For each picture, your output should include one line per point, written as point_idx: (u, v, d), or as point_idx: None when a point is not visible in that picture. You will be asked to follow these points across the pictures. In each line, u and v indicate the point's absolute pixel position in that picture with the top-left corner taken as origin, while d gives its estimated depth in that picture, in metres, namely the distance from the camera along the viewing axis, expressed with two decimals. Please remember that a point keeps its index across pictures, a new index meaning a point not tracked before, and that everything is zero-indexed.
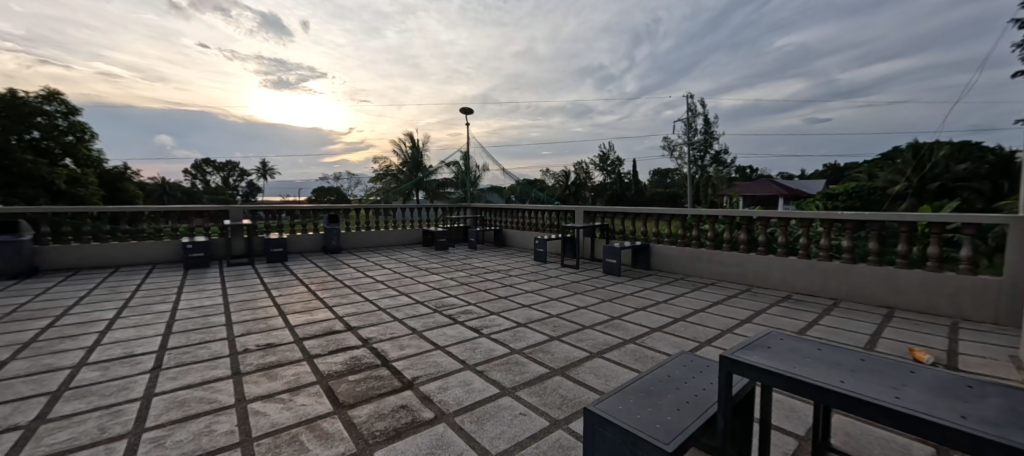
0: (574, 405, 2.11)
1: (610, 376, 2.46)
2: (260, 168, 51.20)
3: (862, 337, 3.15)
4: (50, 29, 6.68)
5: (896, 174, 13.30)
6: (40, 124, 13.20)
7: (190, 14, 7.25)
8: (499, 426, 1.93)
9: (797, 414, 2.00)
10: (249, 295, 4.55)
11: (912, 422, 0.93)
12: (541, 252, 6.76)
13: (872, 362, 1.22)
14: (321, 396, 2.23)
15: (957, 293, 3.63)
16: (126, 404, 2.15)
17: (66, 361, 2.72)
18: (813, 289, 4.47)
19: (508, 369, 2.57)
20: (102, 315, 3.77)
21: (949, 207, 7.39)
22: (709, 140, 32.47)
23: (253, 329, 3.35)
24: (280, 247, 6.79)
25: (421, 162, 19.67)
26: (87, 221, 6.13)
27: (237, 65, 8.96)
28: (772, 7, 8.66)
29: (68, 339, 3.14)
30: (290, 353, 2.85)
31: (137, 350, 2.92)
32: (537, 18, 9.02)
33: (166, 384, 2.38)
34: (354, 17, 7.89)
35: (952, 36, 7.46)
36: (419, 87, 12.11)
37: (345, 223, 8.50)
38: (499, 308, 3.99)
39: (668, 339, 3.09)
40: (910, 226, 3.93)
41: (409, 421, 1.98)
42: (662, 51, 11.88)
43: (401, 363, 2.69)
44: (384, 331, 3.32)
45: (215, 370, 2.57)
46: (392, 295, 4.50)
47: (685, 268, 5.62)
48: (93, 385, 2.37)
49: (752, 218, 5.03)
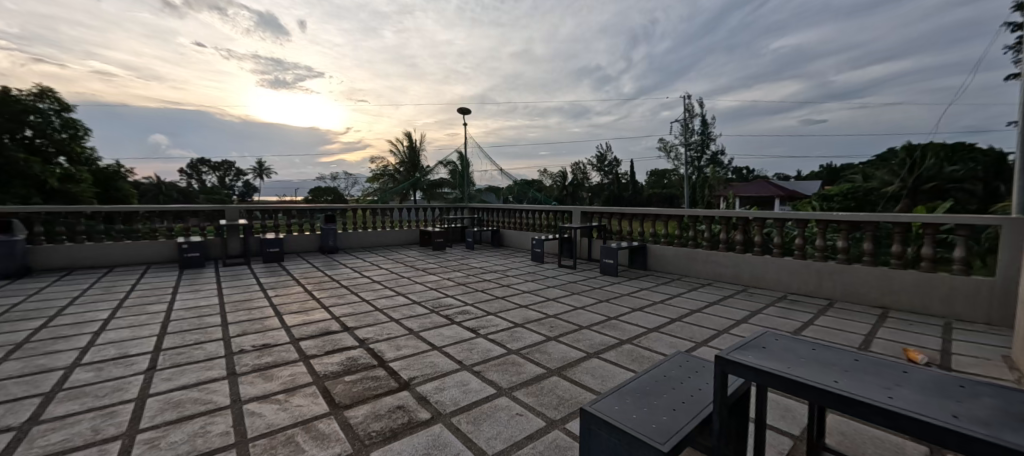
0: (571, 405, 2.12)
1: (607, 376, 2.47)
2: (256, 168, 50.87)
3: (856, 338, 3.17)
4: (43, 27, 6.62)
5: (891, 174, 13.70)
6: (32, 122, 12.89)
7: (185, 12, 7.20)
8: (495, 427, 1.93)
9: (792, 413, 2.01)
10: (244, 295, 4.52)
11: (902, 420, 0.94)
12: (538, 252, 6.79)
13: (864, 362, 1.22)
14: (317, 397, 2.23)
15: (952, 293, 3.66)
16: (120, 405, 2.13)
17: (60, 361, 2.71)
18: (807, 290, 4.50)
19: (506, 369, 2.57)
20: (96, 315, 3.75)
21: (941, 208, 7.44)
22: (706, 141, 32.62)
23: (249, 330, 3.34)
24: (276, 247, 6.77)
25: (418, 162, 19.76)
26: (81, 220, 6.08)
27: (233, 65, 8.95)
28: (768, 8, 8.73)
29: (61, 340, 3.12)
30: (286, 354, 2.84)
31: (132, 350, 2.91)
32: (535, 18, 9.02)
33: (161, 385, 2.36)
34: (351, 16, 7.88)
35: (947, 38, 7.54)
36: (416, 87, 12.09)
37: (342, 223, 8.53)
38: (496, 308, 4.00)
39: (665, 339, 3.10)
40: (904, 227, 3.95)
41: (406, 421, 1.98)
42: (659, 51, 11.90)
43: (398, 363, 2.69)
44: (381, 332, 3.31)
45: (211, 371, 2.57)
46: (388, 296, 4.49)
47: (681, 268, 5.65)
48: (87, 385, 2.36)
49: (748, 219, 5.06)
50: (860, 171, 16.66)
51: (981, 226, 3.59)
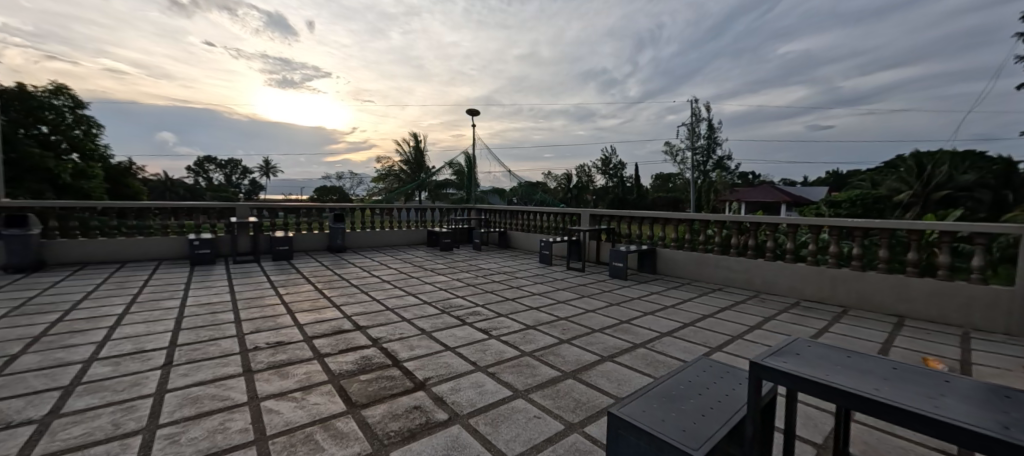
0: (589, 408, 2.11)
1: (623, 380, 2.46)
2: (262, 167, 51.53)
3: (872, 345, 3.15)
4: (58, 25, 6.69)
5: (899, 182, 13.26)
6: (48, 119, 13.06)
7: (193, 11, 7.28)
8: (514, 429, 1.92)
9: (814, 421, 1.99)
10: (256, 292, 4.55)
11: (952, 430, 0.91)
12: (547, 254, 6.78)
13: (904, 371, 1.18)
14: (334, 396, 2.22)
15: (968, 301, 3.62)
16: (138, 400, 2.14)
17: (77, 356, 2.72)
18: (821, 296, 4.45)
19: (520, 371, 2.56)
20: (110, 310, 3.76)
21: (952, 215, 7.39)
22: (712, 146, 32.49)
23: (263, 327, 3.36)
24: (285, 245, 6.79)
25: (423, 163, 20.01)
26: (94, 215, 6.15)
27: (242, 63, 9.07)
28: (775, 13, 8.68)
29: (77, 334, 3.13)
30: (300, 352, 2.84)
31: (147, 346, 2.91)
32: (542, 21, 9.06)
33: (178, 381, 2.37)
34: (359, 17, 7.94)
35: (958, 39, 7.50)
36: (421, 88, 12.20)
37: (350, 222, 8.61)
38: (507, 309, 3.99)
39: (679, 344, 3.07)
40: (919, 235, 3.93)
41: (423, 422, 1.97)
42: (665, 55, 11.83)
43: (412, 363, 2.68)
44: (393, 331, 3.32)
45: (227, 367, 2.57)
46: (399, 295, 4.50)
47: (691, 273, 5.62)
48: (105, 380, 2.37)
49: (759, 224, 5.05)
50: (867, 177, 16.67)
51: (998, 234, 3.54)
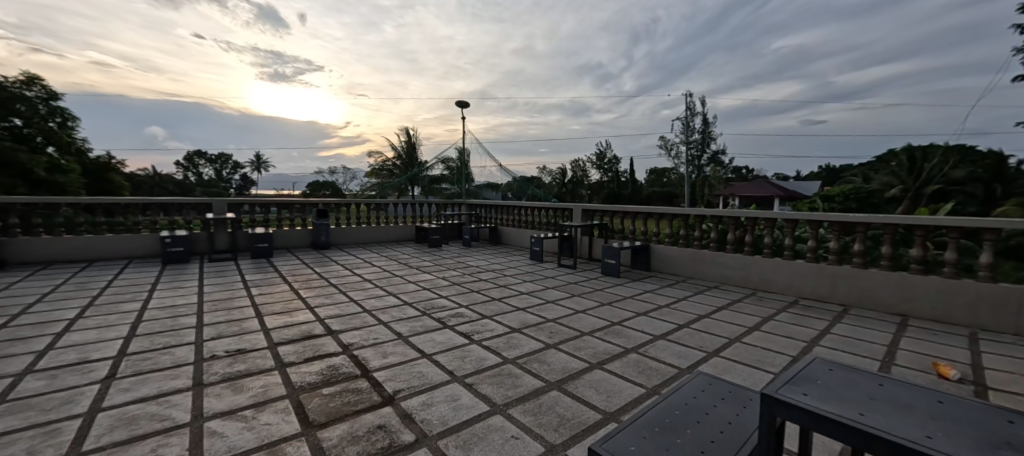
0: (573, 426, 1.89)
1: (612, 391, 2.24)
2: (254, 162, 50.71)
3: (877, 348, 2.96)
4: (42, 17, 6.33)
5: (892, 177, 13.75)
6: (18, 111, 12.08)
7: (181, 3, 6.94)
8: (488, 453, 1.70)
9: (823, 441, 1.78)
10: (227, 293, 4.29)
11: None
12: (537, 251, 6.55)
13: (952, 407, 0.97)
14: (289, 414, 1.99)
15: (974, 300, 3.45)
16: (65, 421, 1.89)
17: (11, 368, 2.45)
18: (820, 295, 4.28)
19: (500, 382, 2.34)
20: (62, 315, 3.48)
21: (943, 211, 7.33)
22: (706, 140, 32.37)
23: (225, 333, 3.10)
24: (265, 242, 6.52)
25: (415, 158, 19.67)
26: (61, 211, 5.84)
27: (232, 57, 8.72)
28: (770, 9, 8.44)
29: (18, 342, 2.86)
30: (261, 362, 2.59)
31: (92, 356, 2.65)
32: (537, 15, 8.75)
33: (116, 398, 2.12)
34: (352, 10, 7.57)
35: (955, 36, 7.38)
36: (414, 82, 11.88)
37: (336, 218, 8.32)
38: (492, 311, 3.76)
39: (673, 349, 2.87)
40: (924, 231, 3.74)
41: (386, 446, 1.74)
42: (659, 50, 11.58)
43: (382, 373, 2.44)
44: (367, 337, 3.08)
45: (174, 381, 2.32)
46: (378, 296, 4.27)
47: (686, 269, 5.42)
48: (34, 397, 2.11)
49: (757, 219, 4.85)
50: (858, 172, 16.63)
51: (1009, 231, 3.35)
